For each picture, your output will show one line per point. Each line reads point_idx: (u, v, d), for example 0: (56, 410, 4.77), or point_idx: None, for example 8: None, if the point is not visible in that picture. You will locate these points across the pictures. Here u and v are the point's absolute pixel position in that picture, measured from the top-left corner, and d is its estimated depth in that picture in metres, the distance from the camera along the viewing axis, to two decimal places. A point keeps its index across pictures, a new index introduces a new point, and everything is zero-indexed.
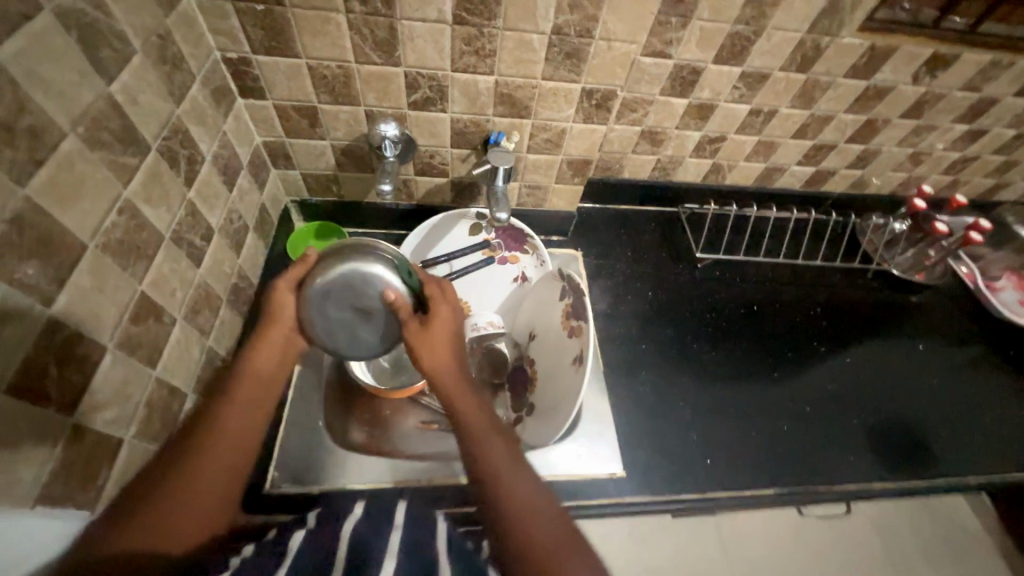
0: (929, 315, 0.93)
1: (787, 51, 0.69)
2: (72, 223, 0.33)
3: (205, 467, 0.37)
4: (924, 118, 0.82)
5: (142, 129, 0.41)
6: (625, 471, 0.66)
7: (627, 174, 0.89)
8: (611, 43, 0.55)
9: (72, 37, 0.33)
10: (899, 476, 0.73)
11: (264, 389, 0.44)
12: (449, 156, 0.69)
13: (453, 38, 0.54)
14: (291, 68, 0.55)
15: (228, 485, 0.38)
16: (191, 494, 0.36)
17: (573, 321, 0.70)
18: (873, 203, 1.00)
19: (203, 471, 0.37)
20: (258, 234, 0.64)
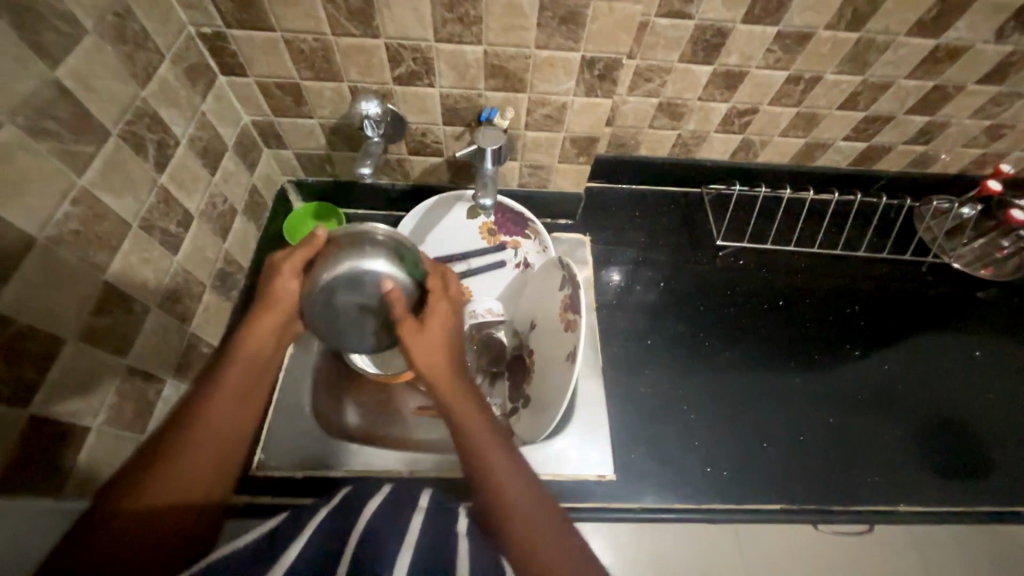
0: (993, 317, 0.81)
1: (833, 6, 0.58)
2: (15, 217, 0.33)
3: (189, 457, 0.36)
4: (1008, 83, 0.69)
5: (98, 114, 0.39)
6: (618, 475, 0.63)
7: (643, 151, 0.81)
8: (612, 3, 0.48)
9: (4, 20, 0.32)
10: (931, 500, 0.65)
11: (259, 374, 0.42)
12: (441, 135, 0.65)
13: (433, 4, 0.49)
14: (267, 42, 0.52)
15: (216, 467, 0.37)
16: (175, 485, 0.34)
17: (570, 314, 0.65)
18: (936, 184, 0.87)
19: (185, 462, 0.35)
20: (249, 217, 0.63)
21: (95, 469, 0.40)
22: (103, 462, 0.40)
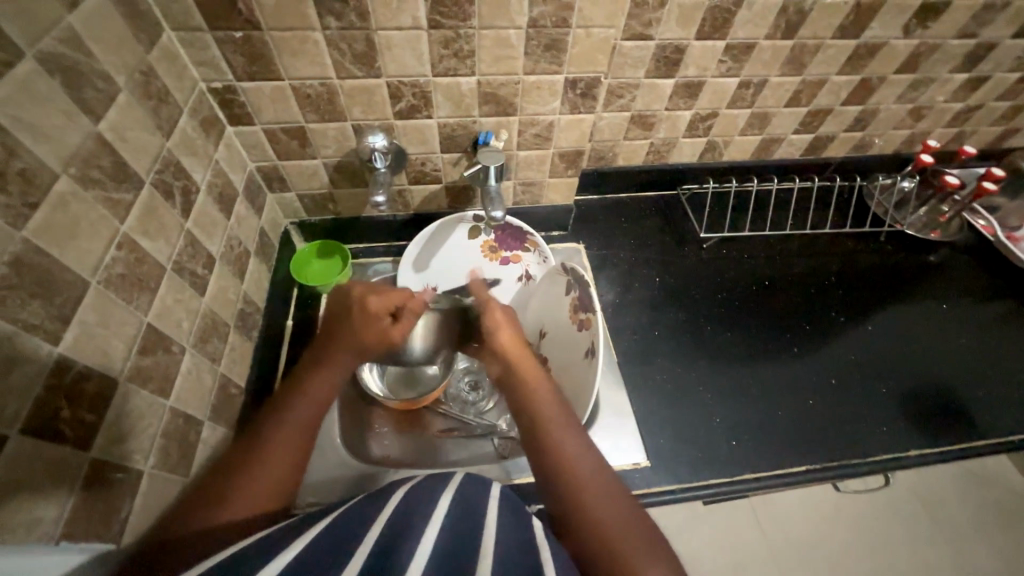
0: (950, 274, 0.90)
1: (769, 19, 0.67)
2: (72, 262, 0.34)
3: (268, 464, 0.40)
4: (920, 71, 0.80)
5: (133, 164, 0.41)
6: (650, 461, 0.65)
7: (621, 162, 0.88)
8: (590, 29, 0.55)
9: (55, 80, 0.34)
10: (937, 442, 0.70)
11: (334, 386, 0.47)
12: (440, 162, 0.69)
13: (431, 43, 0.54)
14: (275, 90, 0.56)
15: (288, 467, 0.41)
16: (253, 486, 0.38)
17: (582, 314, 0.68)
18: (877, 164, 0.98)
19: (265, 468, 0.40)
20: (261, 258, 0.65)
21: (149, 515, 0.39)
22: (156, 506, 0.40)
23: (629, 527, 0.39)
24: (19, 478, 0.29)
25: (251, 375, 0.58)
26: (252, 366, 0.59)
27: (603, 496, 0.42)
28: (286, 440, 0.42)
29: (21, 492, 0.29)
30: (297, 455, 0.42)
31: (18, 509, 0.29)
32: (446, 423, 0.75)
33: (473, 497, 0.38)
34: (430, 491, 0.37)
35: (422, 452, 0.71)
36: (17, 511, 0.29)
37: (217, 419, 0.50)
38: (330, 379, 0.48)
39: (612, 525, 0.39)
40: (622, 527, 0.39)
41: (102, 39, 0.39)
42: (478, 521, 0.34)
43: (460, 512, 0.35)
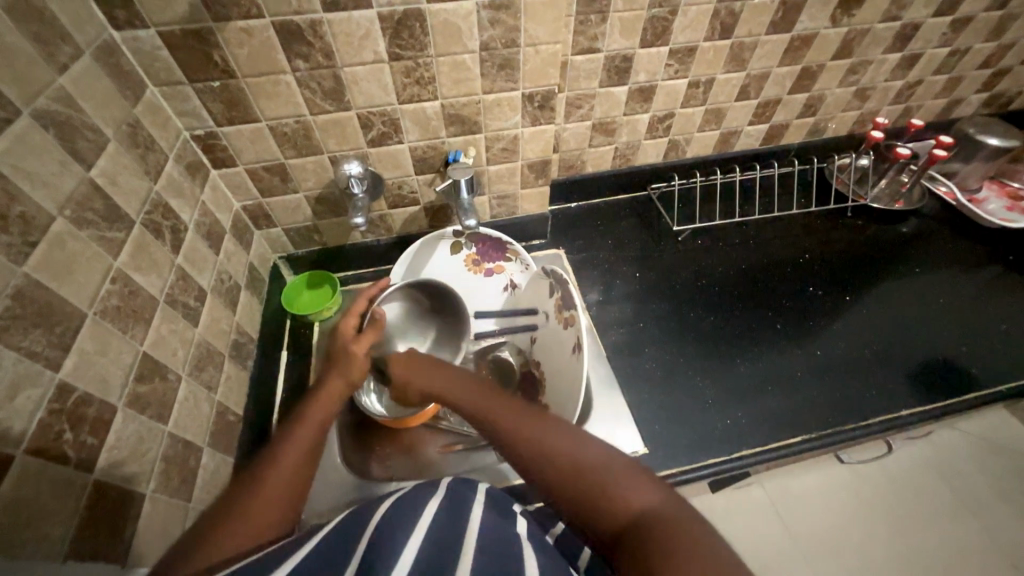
0: (921, 242, 0.93)
1: (705, 23, 0.73)
2: (69, 294, 0.36)
3: (266, 494, 0.40)
4: (856, 55, 0.86)
5: (124, 206, 0.44)
6: (648, 448, 0.66)
7: (590, 168, 0.93)
8: (538, 46, 0.60)
9: (49, 133, 0.37)
10: (928, 401, 0.71)
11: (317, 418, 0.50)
12: (415, 184, 0.73)
13: (394, 74, 0.59)
14: (254, 132, 0.60)
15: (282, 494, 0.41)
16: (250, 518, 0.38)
17: (566, 312, 0.71)
18: (833, 145, 1.03)
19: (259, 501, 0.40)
20: (251, 291, 0.67)
21: (152, 538, 0.40)
22: (159, 529, 0.41)
23: (610, 468, 0.40)
24: (24, 495, 0.30)
25: (249, 403, 0.60)
26: (249, 395, 0.61)
27: (585, 449, 0.42)
28: (284, 475, 0.42)
29: (28, 510, 0.30)
30: (295, 489, 0.42)
31: (24, 526, 0.30)
32: (446, 438, 0.75)
33: (463, 501, 0.40)
34: (422, 497, 0.39)
35: (423, 468, 0.72)
36: (24, 528, 0.30)
37: (216, 445, 0.52)
38: (313, 416, 0.50)
39: (595, 475, 0.40)
40: (606, 469, 0.40)
41: (91, 96, 0.43)
42: (466, 528, 0.35)
43: (448, 517, 0.36)
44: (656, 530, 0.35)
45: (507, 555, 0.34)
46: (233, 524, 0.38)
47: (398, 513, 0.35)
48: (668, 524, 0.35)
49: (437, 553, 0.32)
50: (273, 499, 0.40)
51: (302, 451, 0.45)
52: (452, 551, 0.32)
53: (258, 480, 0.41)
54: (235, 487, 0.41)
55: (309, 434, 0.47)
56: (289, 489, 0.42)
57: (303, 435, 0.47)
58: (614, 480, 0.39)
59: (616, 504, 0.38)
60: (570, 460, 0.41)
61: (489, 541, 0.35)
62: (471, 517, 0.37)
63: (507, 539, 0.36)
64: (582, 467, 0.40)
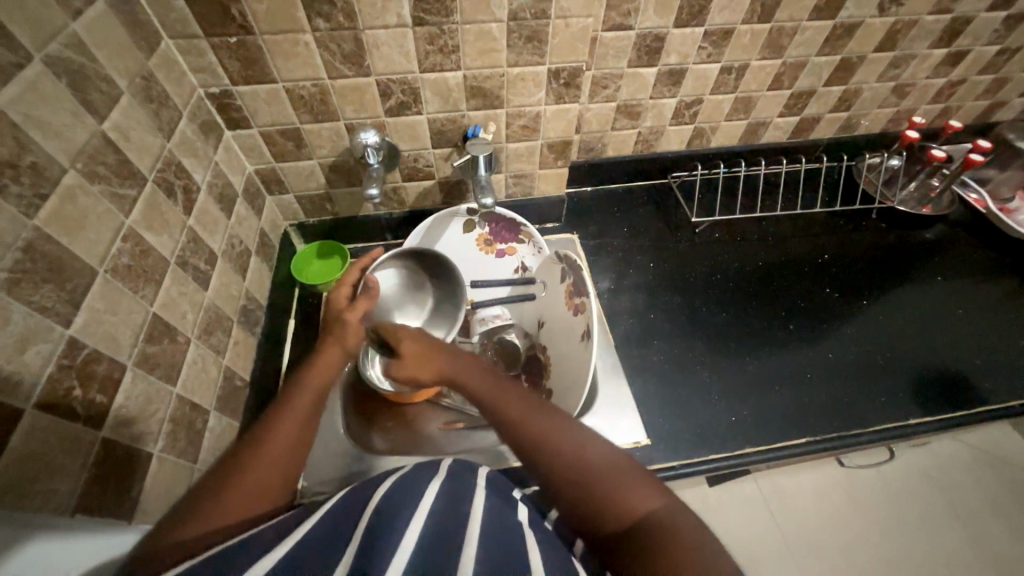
0: (944, 248, 0.91)
1: (745, 4, 0.69)
2: (80, 250, 0.36)
3: (261, 466, 0.40)
4: (900, 49, 0.81)
5: (137, 162, 0.43)
6: (651, 439, 0.66)
7: (611, 152, 0.90)
8: (568, 19, 0.57)
9: (61, 82, 0.36)
10: (937, 411, 0.70)
11: (319, 394, 0.49)
12: (431, 158, 0.71)
13: (416, 40, 0.56)
14: (270, 93, 0.58)
15: (284, 466, 0.42)
16: (246, 489, 0.38)
17: (576, 299, 0.70)
18: (864, 143, 0.99)
19: (261, 470, 0.40)
20: (262, 257, 0.67)
21: (158, 496, 0.40)
22: (165, 488, 0.41)
23: (618, 473, 0.41)
24: (34, 449, 0.30)
25: (255, 369, 0.60)
26: (256, 361, 0.61)
27: (592, 450, 0.42)
28: (281, 448, 0.42)
29: (37, 464, 0.30)
30: (290, 463, 0.42)
31: (34, 480, 0.30)
32: (448, 416, 0.75)
33: (463, 484, 0.40)
34: (424, 479, 0.39)
35: (423, 443, 0.72)
36: (34, 481, 0.30)
37: (222, 409, 0.52)
38: (312, 390, 0.49)
39: (601, 477, 0.40)
40: (609, 472, 0.41)
41: (105, 45, 0.41)
42: (467, 513, 0.35)
43: (449, 504, 0.36)
44: (659, 536, 0.36)
45: (508, 543, 0.33)
46: (235, 490, 0.38)
47: (398, 499, 0.35)
48: (670, 534, 0.36)
49: (439, 540, 0.31)
50: (274, 469, 0.41)
51: (300, 424, 0.45)
52: (453, 537, 0.32)
53: (256, 450, 0.41)
54: (239, 455, 0.41)
55: (306, 406, 0.47)
56: (285, 463, 0.42)
57: (304, 407, 0.47)
58: (620, 483, 0.40)
59: (619, 506, 0.38)
60: (578, 457, 0.42)
61: (489, 529, 0.34)
62: (472, 505, 0.37)
63: (507, 528, 0.36)
64: (589, 466, 0.41)
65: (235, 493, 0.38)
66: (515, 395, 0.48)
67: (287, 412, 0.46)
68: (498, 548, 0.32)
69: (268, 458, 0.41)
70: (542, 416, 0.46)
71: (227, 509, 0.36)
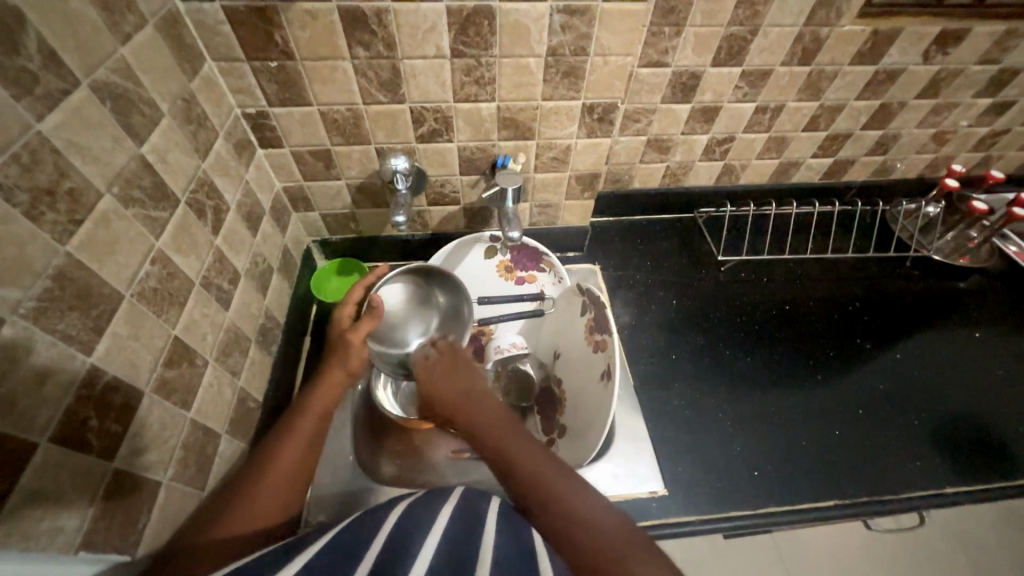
0: (983, 301, 0.87)
1: (786, 45, 0.68)
2: (109, 275, 0.35)
3: (262, 494, 0.41)
4: (942, 96, 0.79)
5: (171, 185, 0.43)
6: (668, 489, 0.63)
7: (637, 184, 0.89)
8: (607, 57, 0.56)
9: (105, 106, 0.36)
10: (974, 478, 0.66)
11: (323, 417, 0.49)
12: (459, 184, 0.71)
13: (454, 71, 0.56)
14: (305, 115, 0.58)
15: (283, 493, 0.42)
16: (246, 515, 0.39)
17: (598, 336, 0.68)
18: (899, 188, 0.97)
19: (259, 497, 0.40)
20: (283, 274, 0.66)
21: (165, 526, 0.39)
22: (172, 518, 0.40)
23: (621, 540, 0.38)
24: (44, 486, 0.29)
25: (269, 389, 0.59)
26: (270, 381, 0.60)
27: (597, 512, 0.41)
28: (280, 475, 0.42)
29: (46, 499, 0.29)
30: (292, 488, 0.43)
31: (42, 516, 0.29)
32: (456, 444, 0.73)
33: (472, 504, 0.39)
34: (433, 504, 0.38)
35: (430, 471, 0.70)
36: (41, 518, 0.29)
37: (233, 432, 0.51)
38: (318, 410, 0.49)
39: (602, 542, 0.38)
40: (612, 535, 0.38)
41: (149, 68, 0.42)
42: (478, 529, 0.35)
43: (460, 523, 0.35)
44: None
45: (522, 560, 0.32)
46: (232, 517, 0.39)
47: (404, 533, 0.32)
48: None
49: (449, 558, 0.30)
50: (272, 494, 0.41)
51: (303, 446, 0.45)
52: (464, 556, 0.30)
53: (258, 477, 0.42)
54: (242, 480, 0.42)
55: (310, 427, 0.47)
56: (287, 490, 0.42)
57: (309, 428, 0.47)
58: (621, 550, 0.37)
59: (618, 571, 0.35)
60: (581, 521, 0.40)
61: (501, 550, 0.33)
62: (481, 528, 0.35)
63: (521, 549, 0.34)
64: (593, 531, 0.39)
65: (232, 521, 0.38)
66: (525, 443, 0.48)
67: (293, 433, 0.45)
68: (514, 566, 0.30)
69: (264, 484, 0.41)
70: (551, 467, 0.45)
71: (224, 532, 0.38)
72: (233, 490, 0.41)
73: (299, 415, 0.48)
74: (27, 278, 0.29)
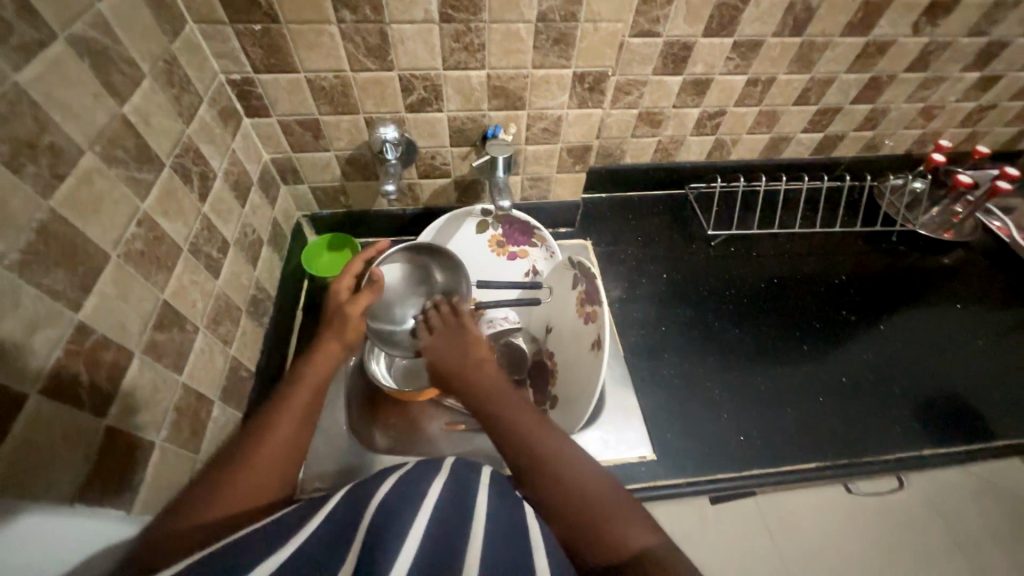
0: (965, 275, 0.89)
1: (777, 15, 0.68)
2: (95, 234, 0.35)
3: (262, 461, 0.39)
4: (931, 70, 0.80)
5: (155, 147, 0.43)
6: (656, 455, 0.65)
7: (629, 159, 0.89)
8: (598, 23, 0.56)
9: (84, 61, 0.35)
10: (950, 443, 0.68)
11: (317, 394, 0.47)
12: (449, 156, 0.70)
13: (442, 37, 0.55)
14: (291, 83, 0.57)
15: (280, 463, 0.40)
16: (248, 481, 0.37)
17: (588, 307, 0.69)
18: (888, 164, 0.98)
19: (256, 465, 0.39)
20: (273, 247, 0.66)
21: (160, 486, 0.40)
22: (167, 479, 0.41)
23: (612, 505, 0.39)
24: (37, 438, 0.30)
25: (261, 359, 0.59)
26: (262, 352, 0.61)
27: (590, 477, 0.41)
28: (279, 444, 0.41)
29: (40, 451, 0.30)
30: (292, 457, 0.41)
31: (37, 467, 0.29)
32: (450, 417, 0.74)
33: (468, 478, 0.38)
34: (426, 476, 0.37)
35: (425, 442, 0.71)
36: (37, 468, 0.29)
37: (226, 400, 0.51)
38: (313, 386, 0.47)
39: (594, 506, 0.39)
40: (605, 500, 0.39)
41: (129, 26, 0.41)
42: (472, 510, 0.34)
43: (453, 501, 0.34)
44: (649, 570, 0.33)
45: (516, 550, 0.31)
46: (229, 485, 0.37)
47: (394, 505, 0.31)
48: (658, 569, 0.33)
49: (441, 548, 0.29)
50: (271, 462, 0.39)
51: (300, 418, 0.43)
52: (457, 542, 0.30)
53: (254, 445, 0.40)
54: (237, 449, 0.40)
55: (305, 397, 0.46)
56: (286, 457, 0.40)
57: (306, 397, 0.46)
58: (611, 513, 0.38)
59: (609, 539, 0.36)
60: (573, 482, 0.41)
61: (493, 530, 0.32)
62: (473, 501, 0.35)
63: (513, 529, 0.34)
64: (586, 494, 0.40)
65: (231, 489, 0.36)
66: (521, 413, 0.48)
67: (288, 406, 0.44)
68: (506, 550, 0.30)
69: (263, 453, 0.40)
70: (545, 432, 0.46)
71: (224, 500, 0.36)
72: (229, 456, 0.39)
73: (295, 389, 0.46)
74: (11, 231, 0.29)
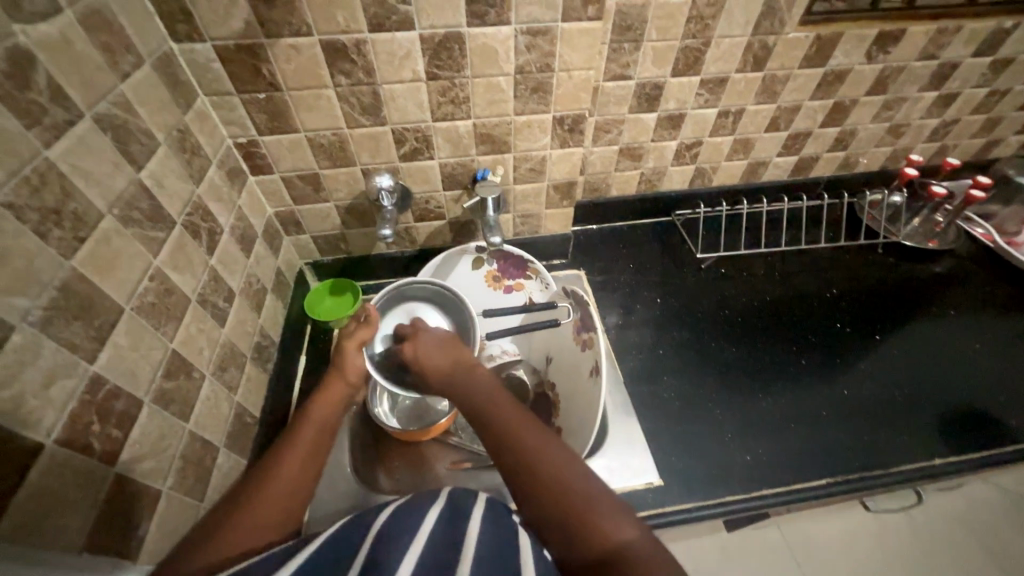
0: (954, 282, 0.90)
1: (738, 54, 0.74)
2: (110, 289, 0.38)
3: (266, 501, 0.39)
4: (890, 92, 0.85)
5: (168, 207, 0.46)
6: (663, 480, 0.64)
7: (615, 192, 0.93)
8: (571, 72, 0.61)
9: (106, 135, 0.39)
10: (959, 451, 0.67)
11: (322, 434, 0.48)
12: (442, 199, 0.74)
13: (430, 92, 0.60)
14: (293, 142, 0.62)
15: (284, 501, 0.40)
16: (255, 520, 0.37)
17: (584, 334, 0.71)
18: (864, 181, 1.02)
19: (260, 504, 0.39)
20: (277, 294, 0.69)
21: (164, 535, 0.40)
22: (171, 528, 0.41)
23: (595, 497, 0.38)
24: (50, 485, 0.31)
25: (265, 405, 0.60)
26: (267, 397, 0.62)
27: (570, 469, 0.41)
28: (284, 484, 0.41)
29: (52, 498, 0.31)
30: (297, 499, 0.41)
31: (48, 514, 0.30)
32: (456, 455, 0.73)
33: (463, 496, 0.38)
34: (422, 502, 0.37)
35: (431, 482, 0.71)
36: (48, 516, 0.30)
37: (231, 446, 0.52)
38: (318, 424, 0.48)
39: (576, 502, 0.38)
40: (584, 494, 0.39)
41: (146, 102, 0.45)
42: (465, 533, 0.34)
43: (447, 527, 0.34)
44: (631, 569, 0.33)
45: (504, 571, 0.31)
46: (234, 524, 0.37)
47: (390, 535, 0.32)
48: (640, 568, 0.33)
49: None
50: (276, 499, 0.40)
51: (306, 456, 0.44)
52: (447, 565, 0.30)
53: (260, 485, 0.40)
54: (245, 489, 0.40)
55: (311, 436, 0.47)
56: (291, 495, 0.41)
57: (310, 435, 0.47)
58: (596, 508, 0.37)
59: (591, 533, 0.36)
60: (559, 481, 0.40)
61: (485, 547, 0.32)
62: (468, 522, 0.35)
63: (505, 549, 0.33)
64: (567, 490, 0.39)
65: (236, 528, 0.37)
66: (503, 409, 0.47)
67: (295, 444, 0.45)
68: (496, 571, 0.30)
69: (267, 492, 0.40)
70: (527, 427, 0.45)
71: (227, 539, 0.36)
72: (237, 497, 0.39)
73: (301, 428, 0.47)
74: (37, 289, 0.32)
